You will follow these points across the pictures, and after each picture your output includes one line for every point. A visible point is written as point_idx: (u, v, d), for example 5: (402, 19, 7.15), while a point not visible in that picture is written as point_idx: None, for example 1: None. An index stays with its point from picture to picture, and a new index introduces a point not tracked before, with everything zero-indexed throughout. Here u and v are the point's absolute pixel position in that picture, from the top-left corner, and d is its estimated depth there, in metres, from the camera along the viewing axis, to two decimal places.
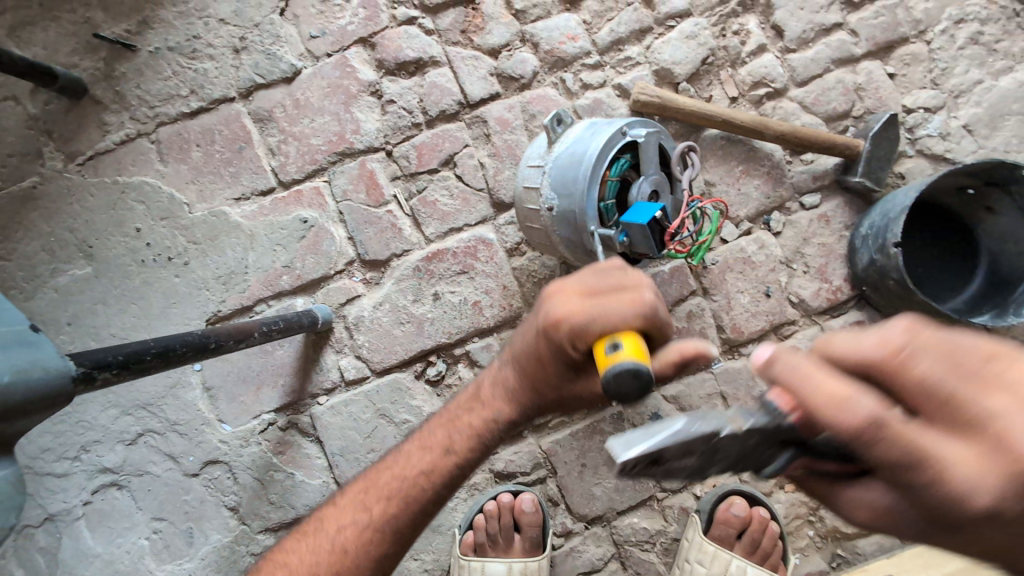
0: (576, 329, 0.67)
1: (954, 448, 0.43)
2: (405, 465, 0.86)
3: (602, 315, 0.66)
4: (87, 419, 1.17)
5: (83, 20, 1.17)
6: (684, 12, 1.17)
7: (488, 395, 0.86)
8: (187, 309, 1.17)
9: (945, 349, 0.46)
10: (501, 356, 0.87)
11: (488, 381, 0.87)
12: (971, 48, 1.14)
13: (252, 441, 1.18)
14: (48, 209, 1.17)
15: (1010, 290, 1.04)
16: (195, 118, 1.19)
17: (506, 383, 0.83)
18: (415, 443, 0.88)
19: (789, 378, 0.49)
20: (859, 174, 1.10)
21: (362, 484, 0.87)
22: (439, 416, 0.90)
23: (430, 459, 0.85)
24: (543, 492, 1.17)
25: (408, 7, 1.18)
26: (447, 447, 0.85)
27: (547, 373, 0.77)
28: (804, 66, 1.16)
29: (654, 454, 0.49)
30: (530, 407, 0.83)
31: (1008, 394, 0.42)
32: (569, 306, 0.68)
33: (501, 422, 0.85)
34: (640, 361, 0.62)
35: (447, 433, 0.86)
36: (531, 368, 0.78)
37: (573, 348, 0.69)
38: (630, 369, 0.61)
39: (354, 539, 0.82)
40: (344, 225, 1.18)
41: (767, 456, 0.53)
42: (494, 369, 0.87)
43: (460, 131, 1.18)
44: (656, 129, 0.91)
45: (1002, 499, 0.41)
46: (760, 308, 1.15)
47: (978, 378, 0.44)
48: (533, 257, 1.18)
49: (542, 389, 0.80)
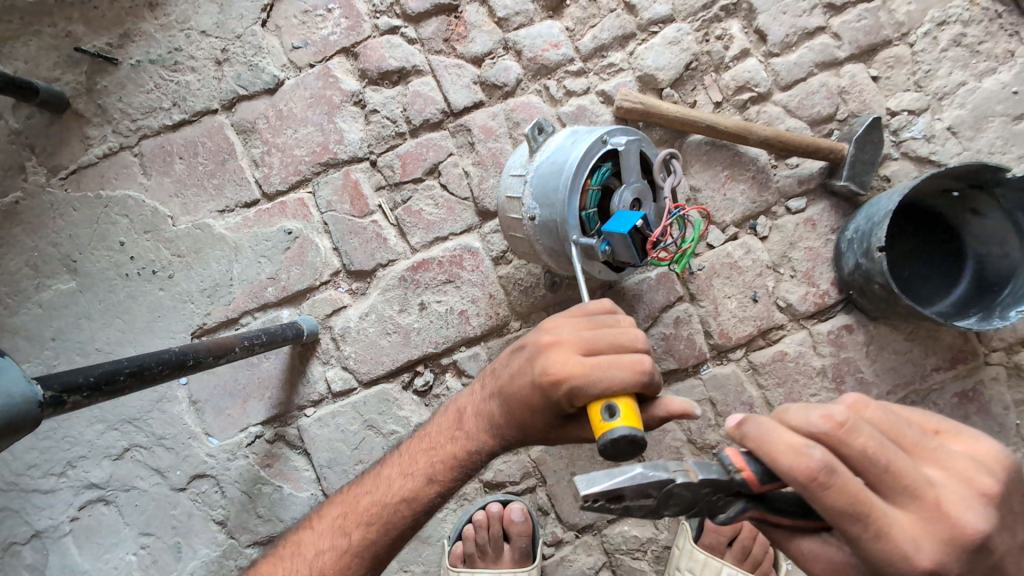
0: (574, 389, 0.71)
1: (898, 515, 0.57)
2: (384, 492, 0.86)
3: (602, 380, 0.69)
4: (74, 435, 1.16)
5: (64, 35, 1.17)
6: (667, 18, 1.16)
7: (472, 425, 0.85)
8: (172, 323, 1.16)
9: (892, 427, 0.61)
10: (486, 387, 0.86)
11: (471, 410, 0.86)
12: (954, 50, 1.13)
13: (239, 454, 1.17)
14: (31, 224, 1.16)
15: (996, 293, 1.04)
16: (178, 131, 1.18)
17: (490, 417, 0.83)
18: (395, 468, 0.88)
19: (758, 437, 0.59)
20: (844, 177, 1.09)
21: (341, 508, 0.87)
22: (420, 438, 0.90)
23: (412, 487, 0.85)
24: (532, 501, 1.16)
25: (390, 16, 1.18)
26: (428, 475, 0.85)
27: (535, 419, 0.78)
28: (788, 70, 1.15)
29: (613, 491, 0.61)
30: (511, 442, 0.84)
31: (938, 468, 0.60)
32: (569, 366, 0.72)
33: (483, 453, 0.85)
34: (634, 429, 0.67)
35: (428, 461, 0.86)
36: (518, 409, 0.79)
37: (569, 404, 0.73)
38: (624, 437, 0.66)
39: (332, 565, 0.83)
40: (328, 236, 1.18)
41: (723, 505, 0.64)
42: (477, 398, 0.87)
43: (445, 140, 1.18)
44: (637, 136, 0.90)
45: (933, 556, 0.56)
46: (747, 313, 1.15)
47: (913, 452, 0.61)
48: (519, 265, 1.17)
49: (525, 428, 0.81)
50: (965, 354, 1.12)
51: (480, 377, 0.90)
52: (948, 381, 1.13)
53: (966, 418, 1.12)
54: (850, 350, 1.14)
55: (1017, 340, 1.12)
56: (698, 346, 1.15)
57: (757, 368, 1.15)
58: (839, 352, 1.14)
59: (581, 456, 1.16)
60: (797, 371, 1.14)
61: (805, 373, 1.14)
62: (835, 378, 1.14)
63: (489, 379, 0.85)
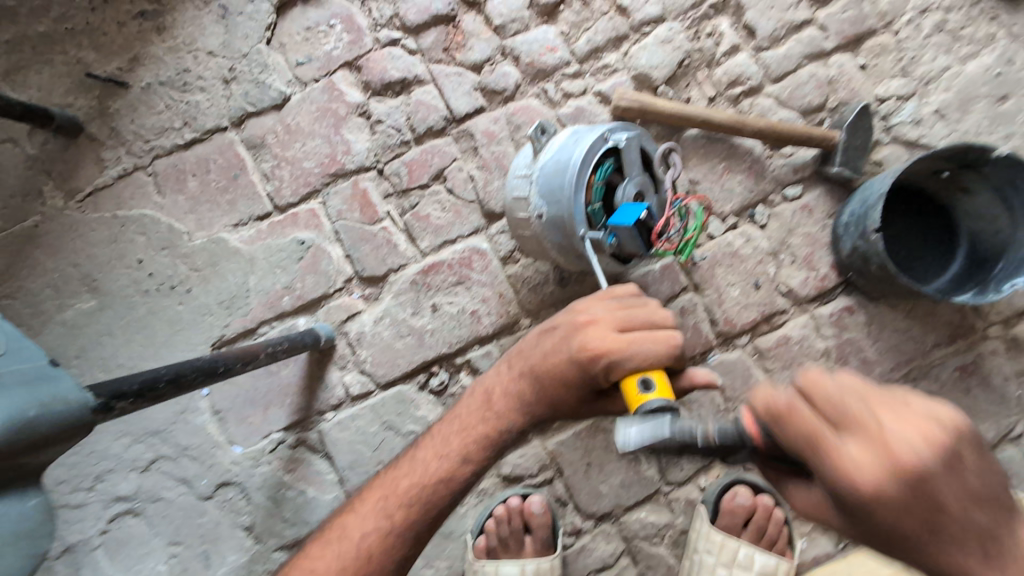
0: (612, 363, 0.75)
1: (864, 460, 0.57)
2: (423, 473, 0.89)
3: (638, 354, 0.73)
4: (100, 449, 1.19)
5: (75, 61, 1.20)
6: (659, 18, 1.20)
7: (502, 405, 0.88)
8: (193, 335, 1.20)
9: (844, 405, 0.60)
10: (513, 367, 0.89)
11: (499, 391, 0.89)
12: (937, 36, 1.17)
13: (263, 461, 1.20)
14: (51, 246, 1.19)
15: (990, 267, 1.08)
16: (190, 149, 1.22)
17: (520, 396, 0.87)
18: (430, 451, 0.91)
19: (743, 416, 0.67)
20: (837, 164, 1.13)
21: (380, 491, 0.90)
22: (450, 421, 0.93)
23: (447, 468, 0.88)
24: (551, 493, 1.19)
25: (391, 29, 1.22)
26: (462, 455, 0.88)
27: (568, 397, 0.82)
28: (778, 63, 1.19)
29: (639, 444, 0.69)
30: (541, 420, 0.87)
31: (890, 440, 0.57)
32: (608, 342, 0.76)
33: (514, 431, 0.88)
34: (668, 400, 0.71)
35: (462, 441, 0.89)
36: (551, 386, 0.83)
37: (606, 379, 0.77)
38: (661, 409, 0.70)
39: (378, 544, 0.86)
40: (340, 244, 1.21)
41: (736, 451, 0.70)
42: (504, 379, 0.90)
43: (449, 146, 1.22)
44: (636, 132, 0.93)
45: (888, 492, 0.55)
46: (751, 300, 1.18)
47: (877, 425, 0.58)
48: (527, 264, 1.21)
49: (556, 405, 0.84)
50: (963, 329, 1.16)
51: (504, 359, 0.93)
52: (948, 356, 1.16)
53: (968, 391, 1.16)
54: (852, 331, 1.17)
55: (1013, 313, 1.16)
56: (704, 334, 1.18)
57: (762, 353, 1.19)
58: (842, 333, 1.18)
59: (596, 446, 1.18)
60: (801, 355, 1.18)
61: (809, 356, 1.18)
62: (838, 358, 1.18)
63: (516, 360, 0.89)
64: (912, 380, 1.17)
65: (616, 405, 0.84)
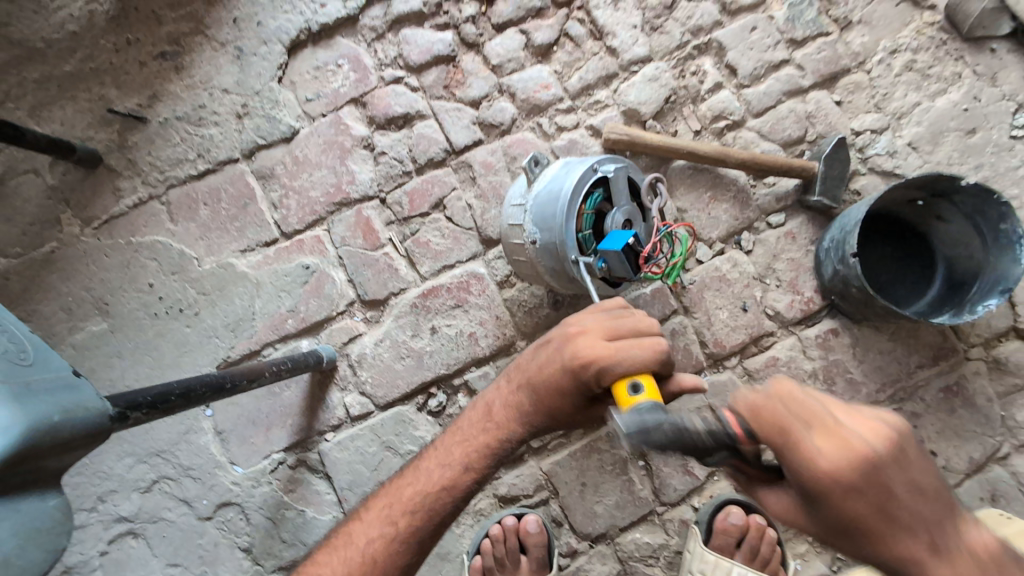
0: (603, 368, 0.78)
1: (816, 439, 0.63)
2: (426, 481, 0.91)
3: (627, 359, 0.77)
4: (104, 470, 1.21)
5: (98, 97, 1.28)
6: (646, 58, 1.28)
7: (502, 417, 0.92)
8: (199, 357, 1.24)
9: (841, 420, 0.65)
10: (512, 380, 0.93)
11: (499, 403, 0.93)
12: (906, 74, 1.25)
13: (263, 481, 1.22)
14: (66, 271, 1.24)
15: (965, 291, 1.12)
16: (203, 179, 1.28)
17: (518, 407, 0.90)
18: (433, 460, 0.94)
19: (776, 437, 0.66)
20: (817, 193, 1.19)
21: (385, 499, 0.92)
22: (453, 432, 0.96)
23: (450, 476, 0.91)
24: (546, 513, 1.21)
25: (395, 68, 1.30)
26: (464, 463, 0.91)
27: (564, 404, 0.85)
28: (758, 99, 1.27)
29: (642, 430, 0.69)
30: (540, 429, 0.90)
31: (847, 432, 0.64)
32: (598, 350, 0.80)
33: (514, 441, 0.91)
34: (657, 401, 0.74)
35: (464, 451, 0.92)
36: (548, 396, 0.86)
37: (597, 384, 0.80)
38: (651, 409, 0.73)
39: (384, 550, 0.88)
40: (343, 269, 1.26)
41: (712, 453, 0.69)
42: (503, 392, 0.93)
43: (448, 176, 1.28)
44: (624, 164, 0.99)
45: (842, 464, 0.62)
46: (738, 322, 1.22)
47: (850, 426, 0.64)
48: (522, 288, 1.26)
49: (553, 414, 0.87)
50: (946, 351, 1.20)
51: (503, 374, 0.97)
52: (932, 378, 1.20)
53: (953, 411, 1.19)
54: (838, 353, 1.21)
55: (993, 335, 1.20)
56: (695, 355, 1.22)
57: (751, 374, 1.22)
58: (828, 355, 1.21)
59: (591, 466, 1.21)
60: (789, 376, 1.22)
61: (797, 377, 1.21)
62: (826, 379, 1.21)
63: (515, 373, 0.92)
64: (898, 401, 1.20)
65: (608, 410, 0.87)
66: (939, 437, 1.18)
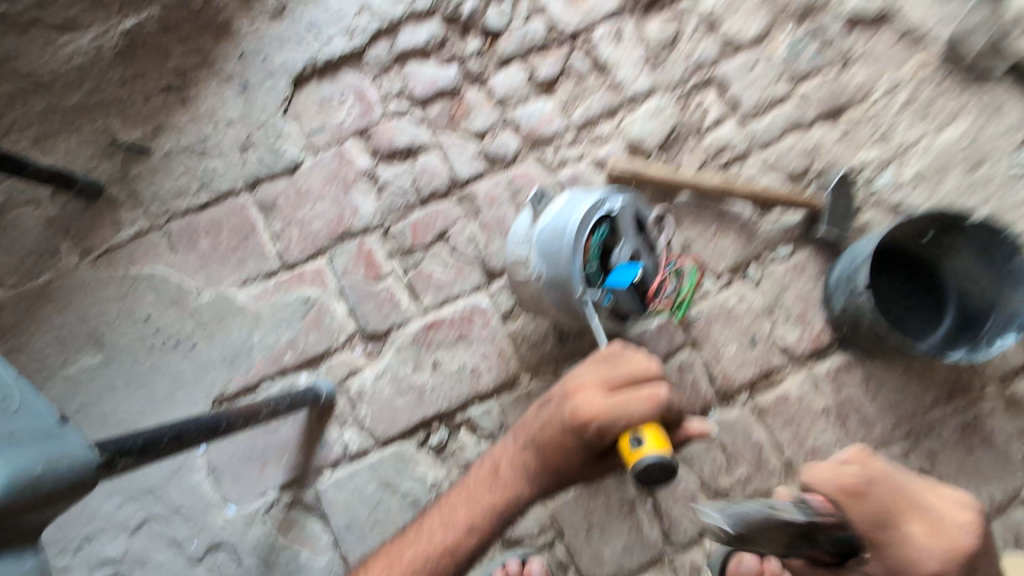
0: (603, 427, 0.76)
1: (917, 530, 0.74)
2: (429, 542, 0.88)
3: (626, 414, 0.75)
4: (91, 509, 1.16)
5: (102, 129, 1.28)
6: (649, 92, 1.29)
7: (508, 475, 0.88)
8: (194, 391, 1.21)
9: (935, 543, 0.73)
10: (518, 438, 0.89)
11: (506, 460, 0.89)
12: (909, 108, 1.25)
13: (257, 521, 1.17)
14: (63, 302, 1.22)
15: (979, 326, 1.10)
16: (204, 211, 1.27)
17: (526, 467, 0.86)
18: (437, 519, 0.90)
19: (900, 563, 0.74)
20: (824, 226, 1.18)
21: (384, 561, 0.89)
22: (458, 490, 0.93)
23: (454, 538, 0.88)
24: (552, 557, 1.16)
25: (399, 101, 1.30)
26: (468, 525, 0.88)
27: (569, 463, 0.82)
28: (762, 132, 1.27)
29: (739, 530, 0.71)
30: (548, 488, 0.87)
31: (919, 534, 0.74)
32: (594, 406, 0.78)
33: (521, 501, 0.87)
34: (663, 454, 0.72)
35: (468, 511, 0.89)
36: (553, 454, 0.83)
37: (601, 442, 0.78)
38: (657, 463, 0.72)
39: None
40: (344, 301, 1.24)
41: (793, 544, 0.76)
42: (510, 450, 0.90)
43: (451, 208, 1.27)
44: (630, 198, 0.98)
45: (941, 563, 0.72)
46: (747, 357, 1.20)
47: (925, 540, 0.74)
48: (527, 321, 1.23)
49: (559, 473, 0.84)
50: (961, 387, 1.17)
51: (511, 429, 0.93)
52: (949, 415, 1.16)
53: (971, 450, 1.15)
54: (850, 388, 1.18)
55: (1009, 371, 1.17)
56: (703, 391, 1.19)
57: (763, 410, 1.19)
58: (840, 391, 1.18)
59: (597, 507, 1.16)
60: (801, 412, 1.18)
61: (809, 414, 1.18)
62: (838, 417, 1.18)
63: (521, 431, 0.89)
64: (914, 439, 1.17)
65: (618, 458, 0.85)
66: (959, 477, 1.14)
